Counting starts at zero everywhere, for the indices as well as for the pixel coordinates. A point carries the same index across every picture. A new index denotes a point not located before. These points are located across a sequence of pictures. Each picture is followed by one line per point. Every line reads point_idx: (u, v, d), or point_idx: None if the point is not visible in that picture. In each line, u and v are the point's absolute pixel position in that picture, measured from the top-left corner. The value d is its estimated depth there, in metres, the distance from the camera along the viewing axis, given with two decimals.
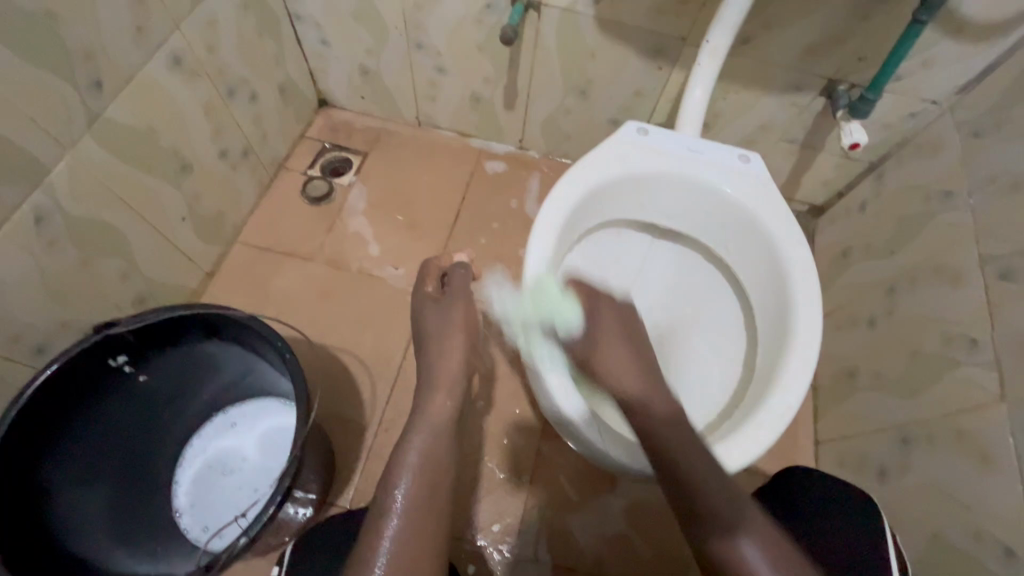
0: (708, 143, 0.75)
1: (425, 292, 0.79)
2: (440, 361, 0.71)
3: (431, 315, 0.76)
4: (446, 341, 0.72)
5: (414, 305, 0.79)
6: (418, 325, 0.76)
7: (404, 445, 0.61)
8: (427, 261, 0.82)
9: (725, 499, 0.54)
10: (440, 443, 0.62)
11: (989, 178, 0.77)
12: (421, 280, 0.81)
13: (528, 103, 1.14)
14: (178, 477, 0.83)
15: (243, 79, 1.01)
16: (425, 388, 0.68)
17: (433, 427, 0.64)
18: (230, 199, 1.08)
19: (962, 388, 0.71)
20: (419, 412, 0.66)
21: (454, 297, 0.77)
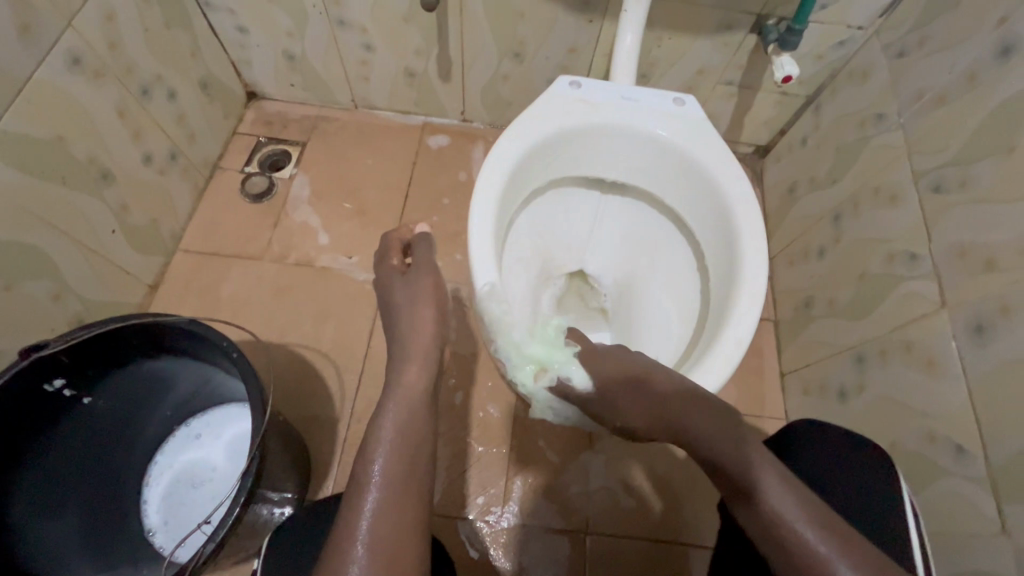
0: (641, 89, 0.74)
1: (390, 267, 0.75)
2: (408, 334, 0.67)
3: (399, 292, 0.71)
4: (413, 313, 0.68)
5: (380, 280, 0.75)
6: (388, 300, 0.72)
7: (377, 421, 0.59)
8: (388, 236, 0.78)
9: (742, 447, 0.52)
10: (416, 418, 0.59)
11: (915, 96, 0.79)
12: (384, 256, 0.76)
13: (463, 73, 1.11)
14: (146, 496, 0.80)
15: (157, 76, 0.95)
16: (395, 362, 0.65)
17: (404, 402, 0.60)
18: (163, 205, 1.03)
19: (907, 302, 0.74)
20: (389, 389, 0.62)
21: (418, 271, 0.72)
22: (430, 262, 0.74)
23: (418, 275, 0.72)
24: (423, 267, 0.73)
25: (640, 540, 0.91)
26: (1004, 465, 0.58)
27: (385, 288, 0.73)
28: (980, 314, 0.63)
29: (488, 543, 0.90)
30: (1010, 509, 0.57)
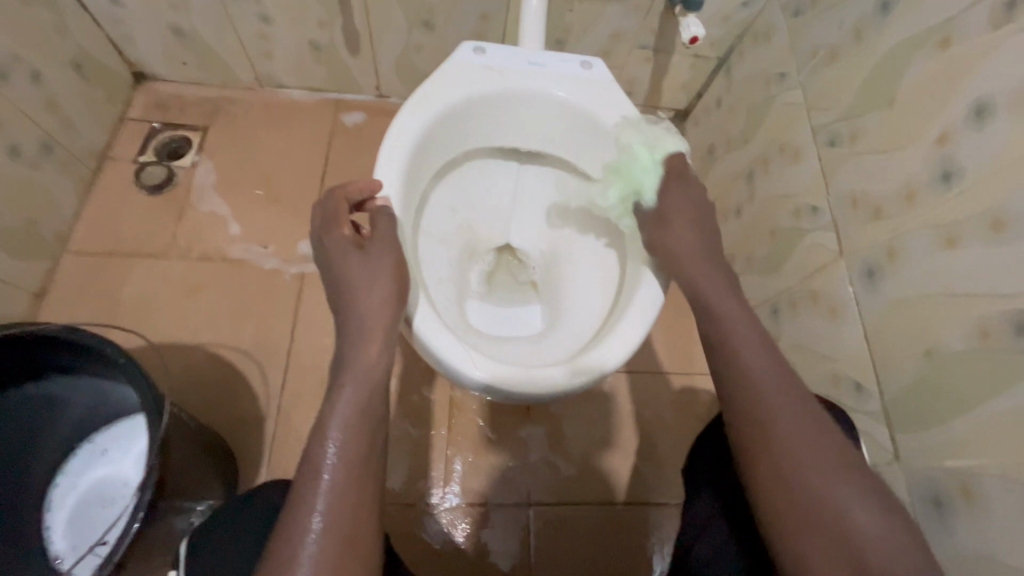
0: (547, 54, 0.73)
1: (340, 238, 0.59)
2: (360, 301, 0.55)
3: (356, 270, 0.57)
4: (371, 291, 0.55)
5: (327, 255, 0.59)
6: (340, 280, 0.57)
7: (332, 400, 0.51)
8: (330, 192, 0.62)
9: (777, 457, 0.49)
10: (375, 394, 0.52)
11: (812, 54, 0.81)
12: (330, 224, 0.60)
13: (372, 44, 1.05)
14: (48, 522, 0.73)
15: (14, 56, 0.84)
16: (343, 340, 0.54)
17: (364, 379, 0.52)
18: (41, 204, 0.92)
19: (811, 254, 0.78)
20: (346, 364, 0.53)
21: (379, 246, 0.58)
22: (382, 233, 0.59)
23: (377, 252, 0.58)
24: (386, 244, 0.59)
25: (582, 506, 0.93)
26: (895, 399, 0.62)
27: (332, 266, 0.58)
28: (871, 259, 0.67)
29: (438, 524, 0.89)
30: (903, 438, 0.61)
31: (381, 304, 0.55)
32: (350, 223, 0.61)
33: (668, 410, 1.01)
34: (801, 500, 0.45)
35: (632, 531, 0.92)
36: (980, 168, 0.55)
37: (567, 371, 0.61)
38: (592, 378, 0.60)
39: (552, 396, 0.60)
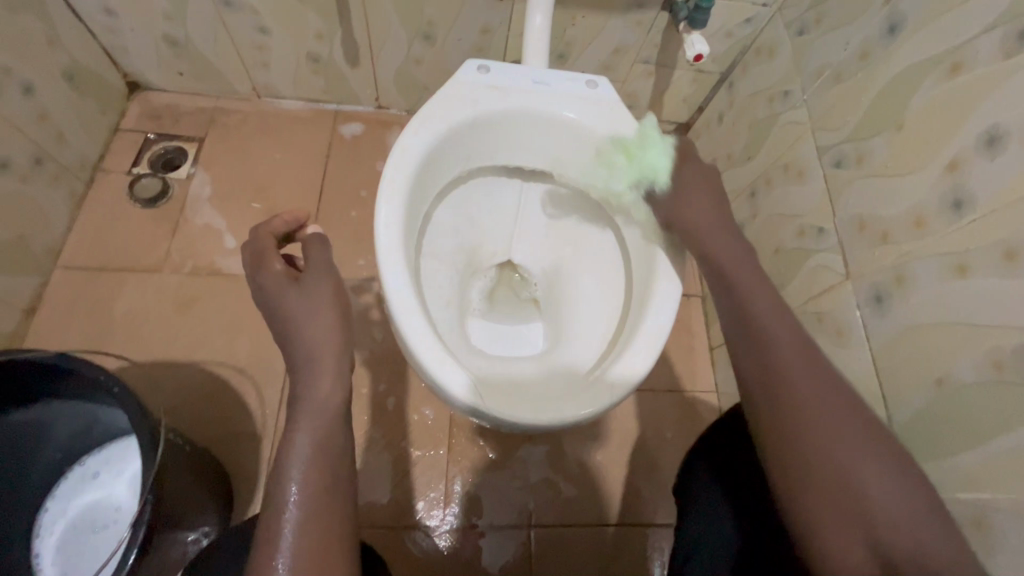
0: (553, 73, 0.72)
1: (271, 273, 0.57)
2: (307, 334, 0.54)
3: (293, 302, 0.55)
4: (314, 321, 0.54)
5: (259, 294, 0.56)
6: (278, 315, 0.55)
7: (288, 441, 0.49)
8: (254, 231, 0.61)
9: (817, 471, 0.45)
10: (332, 429, 0.51)
11: (816, 73, 0.81)
12: (261, 261, 0.58)
13: (372, 56, 1.04)
14: (39, 550, 0.71)
15: (6, 69, 0.82)
16: (300, 379, 0.52)
17: (321, 414, 0.51)
18: (32, 218, 0.90)
19: (816, 274, 0.77)
20: (300, 402, 0.51)
21: (316, 276, 0.57)
22: (329, 266, 0.59)
23: (313, 280, 0.57)
24: (321, 271, 0.58)
25: (581, 527, 0.92)
26: (905, 427, 0.62)
27: (269, 302, 0.56)
28: (880, 284, 0.66)
29: (436, 544, 0.88)
30: None
31: (327, 331, 0.54)
32: (281, 257, 0.60)
33: (671, 427, 1.00)
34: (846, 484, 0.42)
35: (633, 551, 0.91)
36: (992, 198, 0.54)
37: (576, 403, 0.59)
38: (600, 408, 0.59)
39: (560, 428, 0.59)
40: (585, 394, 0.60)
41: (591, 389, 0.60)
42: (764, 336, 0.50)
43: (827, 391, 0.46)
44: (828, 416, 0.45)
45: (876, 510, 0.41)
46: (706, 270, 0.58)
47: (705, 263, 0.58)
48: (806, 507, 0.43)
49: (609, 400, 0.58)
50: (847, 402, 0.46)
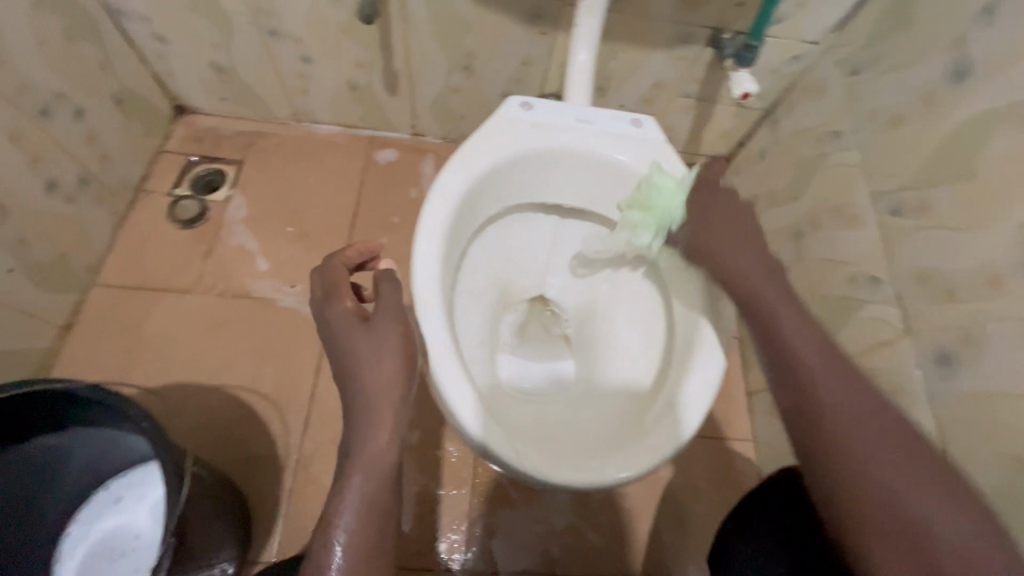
0: (597, 111, 0.71)
1: (343, 311, 0.56)
2: (368, 381, 0.52)
3: (359, 346, 0.54)
4: (377, 368, 0.53)
5: (329, 331, 0.56)
6: (343, 355, 0.54)
7: (340, 489, 0.49)
8: (329, 262, 0.60)
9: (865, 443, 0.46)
10: (384, 486, 0.50)
11: (871, 115, 0.78)
12: (333, 295, 0.57)
13: (411, 86, 1.05)
14: (58, 574, 0.71)
15: (60, 93, 0.85)
16: (356, 423, 0.52)
17: (375, 468, 0.50)
18: (75, 237, 0.92)
19: (869, 326, 0.73)
20: (354, 453, 0.50)
21: (384, 320, 0.55)
22: (396, 305, 0.57)
23: (383, 322, 0.55)
24: (391, 312, 0.56)
25: None
26: None
27: (336, 340, 0.55)
28: (945, 344, 0.62)
29: None
30: None
31: (389, 380, 0.53)
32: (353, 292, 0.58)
33: (703, 477, 0.95)
34: (867, 481, 0.45)
35: None
36: None
37: (616, 463, 0.56)
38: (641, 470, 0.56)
39: (597, 489, 0.55)
40: (621, 454, 0.57)
41: (633, 447, 0.57)
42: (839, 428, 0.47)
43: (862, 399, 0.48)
44: (933, 512, 0.43)
45: (935, 531, 0.42)
46: (759, 344, 0.54)
47: (761, 332, 0.54)
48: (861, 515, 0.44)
49: (653, 460, 0.55)
50: (930, 489, 0.44)
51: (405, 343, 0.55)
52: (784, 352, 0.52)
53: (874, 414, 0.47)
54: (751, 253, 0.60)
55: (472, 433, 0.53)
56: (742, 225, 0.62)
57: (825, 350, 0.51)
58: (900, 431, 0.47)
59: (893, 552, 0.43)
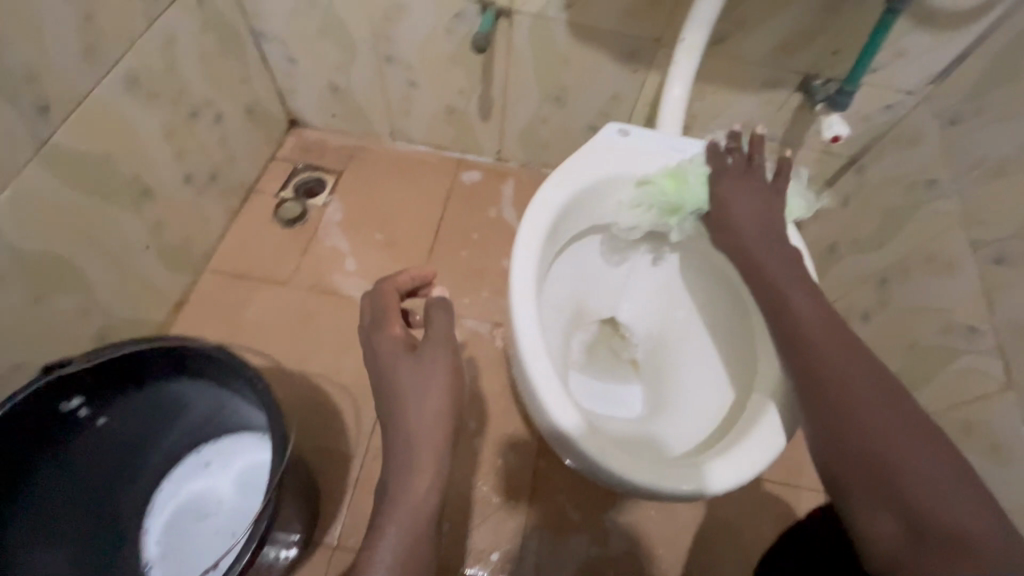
0: (691, 142, 0.75)
1: (390, 338, 0.59)
2: (411, 422, 0.54)
3: (403, 376, 0.56)
4: (424, 400, 0.55)
5: (376, 355, 0.59)
6: (387, 384, 0.56)
7: (375, 537, 0.50)
8: (376, 290, 0.64)
9: (893, 429, 0.44)
10: (422, 529, 0.51)
11: (972, 164, 0.77)
12: (381, 323, 0.61)
13: (503, 113, 1.12)
14: (148, 526, 0.76)
15: (207, 99, 0.97)
16: (402, 456, 0.53)
17: (413, 512, 0.51)
18: (198, 225, 1.03)
19: (967, 378, 0.70)
20: (392, 502, 0.52)
21: (432, 347, 0.58)
22: (448, 335, 0.59)
23: (429, 354, 0.57)
24: (439, 344, 0.58)
25: None
26: None
27: (381, 367, 0.58)
28: None
29: None
30: None
31: (432, 418, 0.54)
32: (399, 321, 0.62)
33: (766, 523, 0.92)
34: (884, 469, 0.42)
35: None
36: None
37: (684, 473, 0.57)
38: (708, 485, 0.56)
39: (664, 496, 0.56)
40: (688, 467, 0.57)
41: (703, 461, 0.58)
42: (845, 395, 0.47)
43: (883, 403, 0.45)
44: (940, 493, 0.40)
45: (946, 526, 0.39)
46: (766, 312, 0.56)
47: (788, 348, 0.52)
48: (872, 529, 0.42)
49: (725, 483, 0.56)
50: (919, 430, 0.44)
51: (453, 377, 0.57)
52: (794, 327, 0.52)
53: (886, 394, 0.46)
54: (762, 233, 0.62)
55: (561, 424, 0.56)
56: (777, 246, 0.61)
57: (837, 333, 0.51)
58: (924, 431, 0.44)
59: (856, 477, 0.44)
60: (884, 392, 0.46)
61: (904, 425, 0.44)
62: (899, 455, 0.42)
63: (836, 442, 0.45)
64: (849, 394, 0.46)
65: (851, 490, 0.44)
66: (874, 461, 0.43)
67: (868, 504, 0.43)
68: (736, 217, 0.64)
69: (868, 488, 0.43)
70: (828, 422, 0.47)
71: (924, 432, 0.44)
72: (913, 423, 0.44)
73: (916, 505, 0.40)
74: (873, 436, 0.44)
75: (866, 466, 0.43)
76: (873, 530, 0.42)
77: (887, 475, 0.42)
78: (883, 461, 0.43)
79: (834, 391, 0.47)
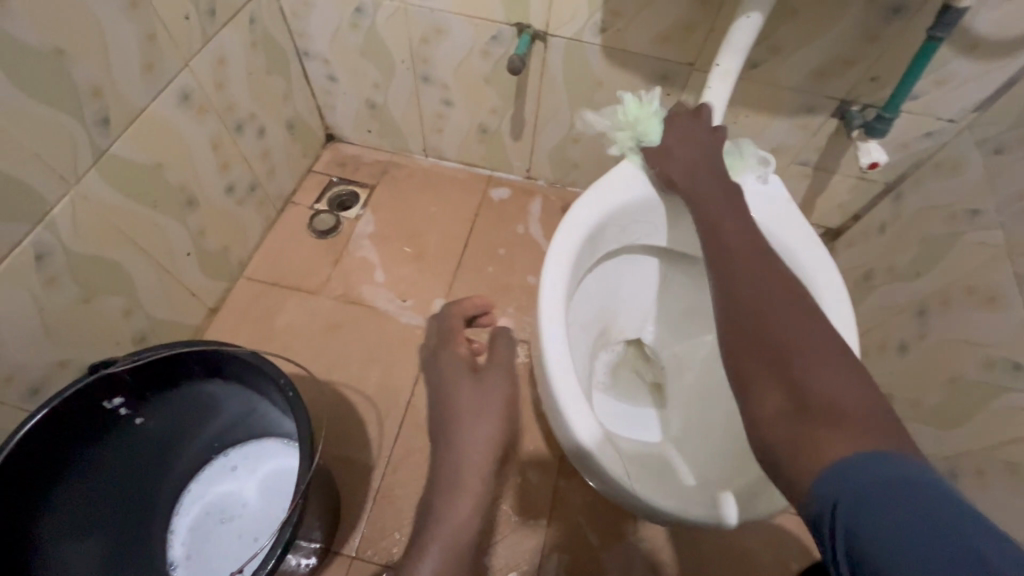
0: (723, 164, 0.74)
1: (456, 356, 0.69)
2: (465, 439, 0.61)
3: (465, 393, 0.64)
4: (478, 421, 0.61)
5: (442, 368, 0.68)
6: (448, 399, 0.64)
7: (424, 540, 0.57)
8: (450, 314, 0.75)
9: (795, 323, 0.45)
10: (465, 536, 0.58)
11: (1018, 196, 0.74)
12: (449, 342, 0.72)
13: (534, 133, 1.14)
14: (173, 526, 0.78)
15: (252, 114, 1.02)
16: (447, 470, 0.60)
17: (457, 521, 0.58)
18: (236, 234, 1.07)
19: (1013, 417, 0.67)
20: (438, 519, 0.58)
21: (493, 372, 0.65)
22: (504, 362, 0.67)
23: (489, 376, 0.65)
24: (495, 372, 0.65)
25: None
26: None
27: (444, 382, 0.66)
28: None
29: None
30: None
31: (484, 440, 0.61)
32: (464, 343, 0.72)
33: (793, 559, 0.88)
34: (775, 353, 0.43)
35: None
36: None
37: (705, 503, 0.55)
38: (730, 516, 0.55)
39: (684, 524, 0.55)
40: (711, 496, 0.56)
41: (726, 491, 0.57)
42: (751, 293, 0.49)
43: (782, 301, 0.47)
44: (817, 371, 0.41)
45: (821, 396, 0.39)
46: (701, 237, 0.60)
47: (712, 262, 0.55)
48: (757, 404, 0.42)
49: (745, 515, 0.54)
50: (833, 344, 0.43)
51: (503, 401, 0.64)
52: (728, 250, 0.55)
53: (792, 298, 0.48)
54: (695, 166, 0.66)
55: (585, 446, 0.56)
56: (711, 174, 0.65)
57: (754, 249, 0.55)
58: (817, 327, 0.45)
59: (757, 364, 0.44)
60: (789, 295, 0.48)
61: (800, 319, 0.45)
62: (788, 340, 0.44)
63: (737, 331, 0.47)
64: (753, 295, 0.49)
65: (745, 370, 0.45)
66: (771, 346, 0.44)
67: (758, 383, 0.43)
68: (639, 169, 0.68)
69: (760, 366, 0.43)
70: (731, 317, 0.48)
71: (817, 327, 0.45)
72: (827, 339, 0.44)
73: (798, 379, 0.41)
74: (771, 323, 0.45)
75: (760, 347, 0.44)
76: (758, 406, 0.42)
77: (774, 352, 0.43)
78: (782, 343, 0.44)
79: (743, 292, 0.49)
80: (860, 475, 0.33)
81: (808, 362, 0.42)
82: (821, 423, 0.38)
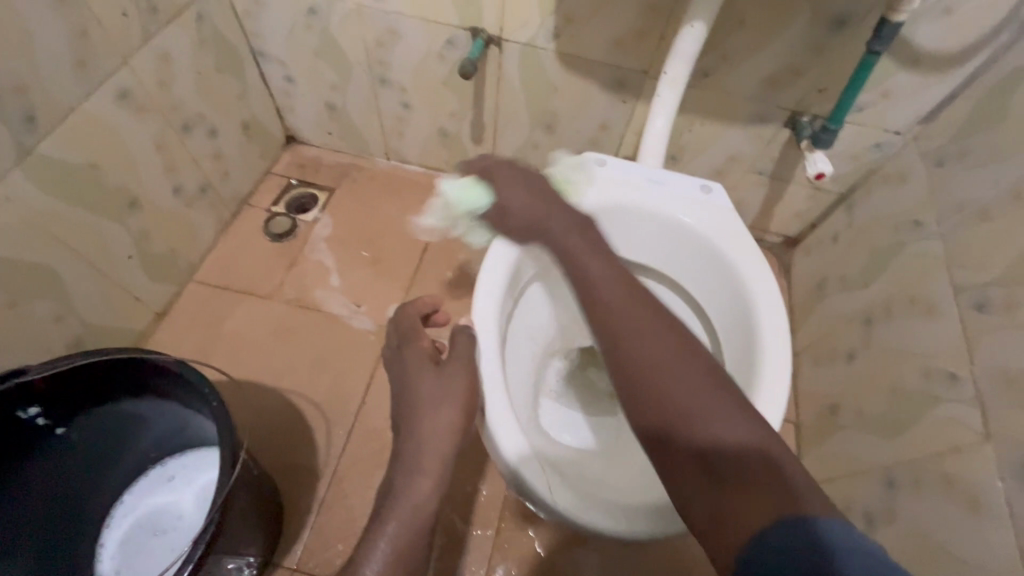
0: (666, 174, 0.75)
1: (419, 351, 0.63)
2: (421, 434, 0.57)
3: (423, 388, 0.59)
4: (437, 416, 0.57)
5: (401, 364, 0.63)
6: (408, 396, 0.59)
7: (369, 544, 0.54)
8: (409, 305, 0.68)
9: (680, 371, 0.43)
10: (413, 540, 0.54)
11: (956, 208, 0.75)
12: (410, 338, 0.64)
13: (495, 138, 1.13)
14: (103, 539, 0.75)
15: (202, 114, 0.99)
16: (397, 471, 0.56)
17: (406, 524, 0.54)
18: (185, 236, 1.04)
19: (947, 426, 0.67)
20: (385, 524, 0.54)
21: (452, 364, 0.59)
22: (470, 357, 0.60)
23: (451, 369, 0.59)
24: (461, 363, 0.59)
25: None
26: None
27: (404, 376, 0.61)
28: None
29: None
30: None
31: (442, 433, 0.56)
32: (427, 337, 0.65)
33: None
34: (673, 409, 0.41)
35: None
36: None
37: (630, 516, 0.55)
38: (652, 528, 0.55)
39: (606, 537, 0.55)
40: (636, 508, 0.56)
41: (651, 503, 0.57)
42: (629, 339, 0.46)
43: (663, 343, 0.45)
44: (717, 425, 0.40)
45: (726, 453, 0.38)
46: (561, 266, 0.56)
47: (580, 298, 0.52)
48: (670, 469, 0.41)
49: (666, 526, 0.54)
50: (724, 389, 0.42)
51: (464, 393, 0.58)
52: (593, 288, 0.51)
53: (670, 336, 0.46)
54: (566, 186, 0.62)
55: (510, 458, 0.56)
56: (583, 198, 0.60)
57: (623, 279, 0.51)
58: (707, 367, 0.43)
59: (657, 424, 0.42)
60: (669, 333, 0.46)
61: (684, 365, 0.43)
62: (681, 394, 0.42)
63: (627, 388, 0.45)
64: (631, 338, 0.46)
65: (646, 433, 0.42)
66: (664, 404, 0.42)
67: (665, 447, 0.41)
68: (512, 198, 0.61)
69: (661, 430, 0.42)
70: (618, 373, 0.46)
71: (703, 367, 0.43)
72: (714, 382, 0.42)
73: (700, 439, 0.39)
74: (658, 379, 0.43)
75: (652, 407, 0.42)
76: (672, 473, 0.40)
77: (672, 411, 0.41)
78: (674, 404, 0.41)
79: (620, 337, 0.47)
80: (765, 553, 0.32)
81: (705, 417, 0.40)
82: (726, 493, 0.37)
